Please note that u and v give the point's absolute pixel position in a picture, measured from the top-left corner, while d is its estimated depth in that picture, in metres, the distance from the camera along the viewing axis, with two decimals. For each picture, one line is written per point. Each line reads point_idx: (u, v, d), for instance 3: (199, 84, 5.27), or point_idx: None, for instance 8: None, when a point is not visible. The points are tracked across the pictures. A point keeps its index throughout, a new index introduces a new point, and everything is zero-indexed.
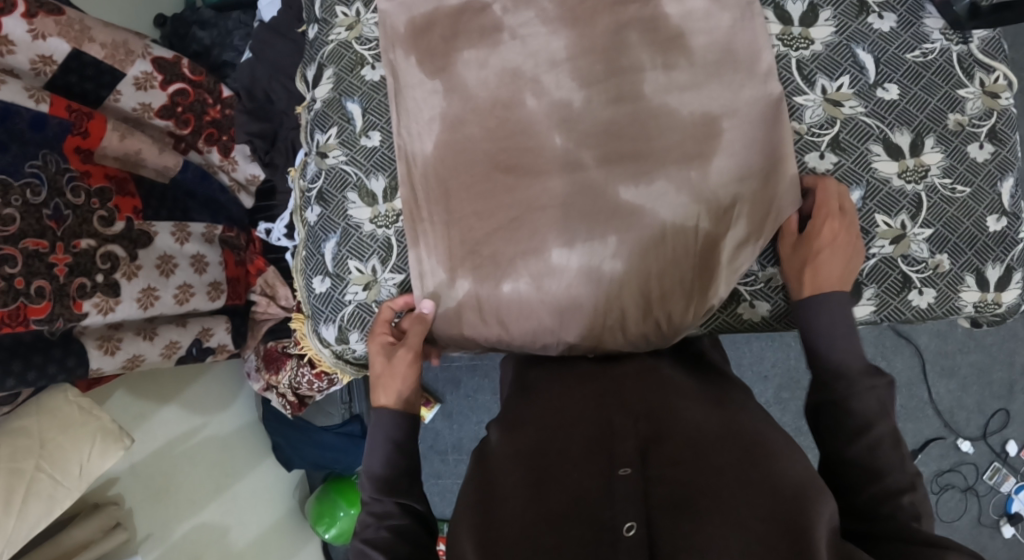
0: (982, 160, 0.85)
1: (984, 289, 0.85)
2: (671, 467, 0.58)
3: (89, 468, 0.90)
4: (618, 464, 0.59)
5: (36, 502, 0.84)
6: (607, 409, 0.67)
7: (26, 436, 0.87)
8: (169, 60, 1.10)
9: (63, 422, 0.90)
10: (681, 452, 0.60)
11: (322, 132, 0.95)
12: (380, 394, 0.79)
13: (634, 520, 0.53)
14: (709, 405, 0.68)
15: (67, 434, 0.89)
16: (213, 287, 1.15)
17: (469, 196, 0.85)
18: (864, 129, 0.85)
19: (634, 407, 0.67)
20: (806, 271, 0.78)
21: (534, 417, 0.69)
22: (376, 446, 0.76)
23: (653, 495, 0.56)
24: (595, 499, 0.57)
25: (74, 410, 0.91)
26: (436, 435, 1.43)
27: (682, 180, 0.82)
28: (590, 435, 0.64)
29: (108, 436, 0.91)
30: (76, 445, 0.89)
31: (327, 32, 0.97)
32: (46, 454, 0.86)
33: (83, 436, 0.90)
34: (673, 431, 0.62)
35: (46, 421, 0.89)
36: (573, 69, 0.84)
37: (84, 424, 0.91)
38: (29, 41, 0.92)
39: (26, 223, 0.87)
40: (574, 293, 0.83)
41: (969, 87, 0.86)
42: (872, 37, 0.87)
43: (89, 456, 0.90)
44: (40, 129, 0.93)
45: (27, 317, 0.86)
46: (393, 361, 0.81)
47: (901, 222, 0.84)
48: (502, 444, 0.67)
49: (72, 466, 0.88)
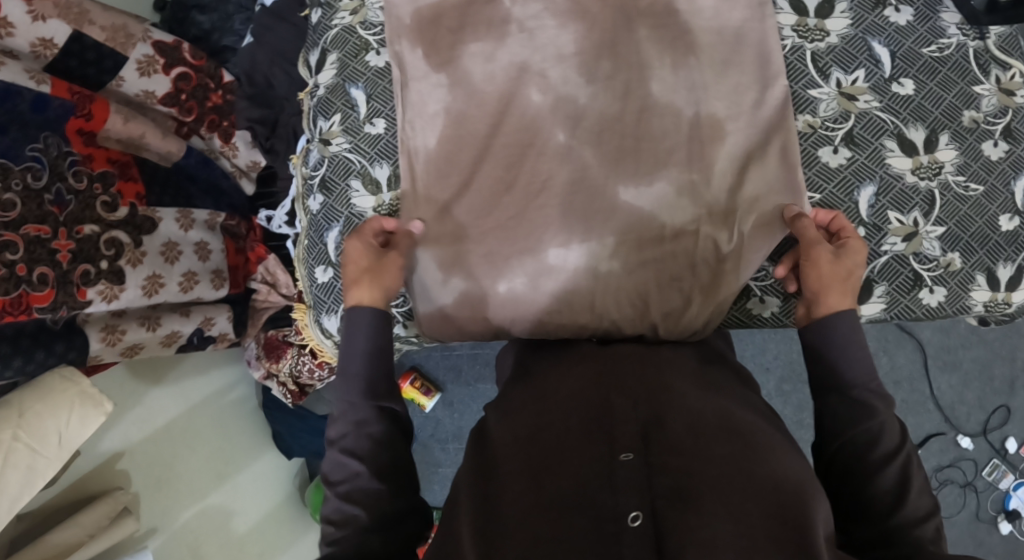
0: (996, 158, 0.84)
1: (995, 289, 0.85)
2: (672, 456, 0.59)
3: (67, 436, 0.90)
4: (619, 449, 0.59)
5: (15, 473, 0.85)
6: (602, 386, 0.67)
7: (6, 407, 0.87)
8: (169, 44, 1.09)
9: (43, 391, 0.90)
10: (681, 439, 0.60)
11: (325, 119, 0.91)
12: (365, 288, 0.75)
13: (638, 510, 0.54)
14: (705, 387, 0.69)
15: (46, 402, 0.89)
16: (216, 275, 1.13)
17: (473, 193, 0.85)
18: (878, 124, 0.83)
19: (632, 388, 0.66)
20: (840, 277, 0.73)
21: (532, 400, 0.69)
22: (357, 343, 0.72)
23: (656, 483, 0.57)
24: (597, 485, 0.57)
25: (53, 379, 0.91)
26: (436, 424, 1.41)
27: (681, 182, 0.82)
28: (588, 417, 0.63)
29: (87, 401, 0.91)
30: (54, 411, 0.89)
31: (330, 17, 0.93)
32: (24, 424, 0.87)
33: (62, 402, 0.90)
34: (672, 415, 0.63)
35: (27, 393, 0.89)
36: (580, 64, 0.84)
37: (64, 391, 0.91)
38: (29, 23, 0.90)
39: (27, 208, 0.86)
40: (570, 287, 0.84)
41: (984, 84, 0.84)
42: (889, 31, 0.84)
43: (68, 424, 0.90)
44: (42, 110, 0.91)
45: (29, 305, 0.86)
46: (383, 261, 0.78)
47: (913, 219, 0.83)
48: (500, 426, 0.67)
49: (51, 435, 0.88)
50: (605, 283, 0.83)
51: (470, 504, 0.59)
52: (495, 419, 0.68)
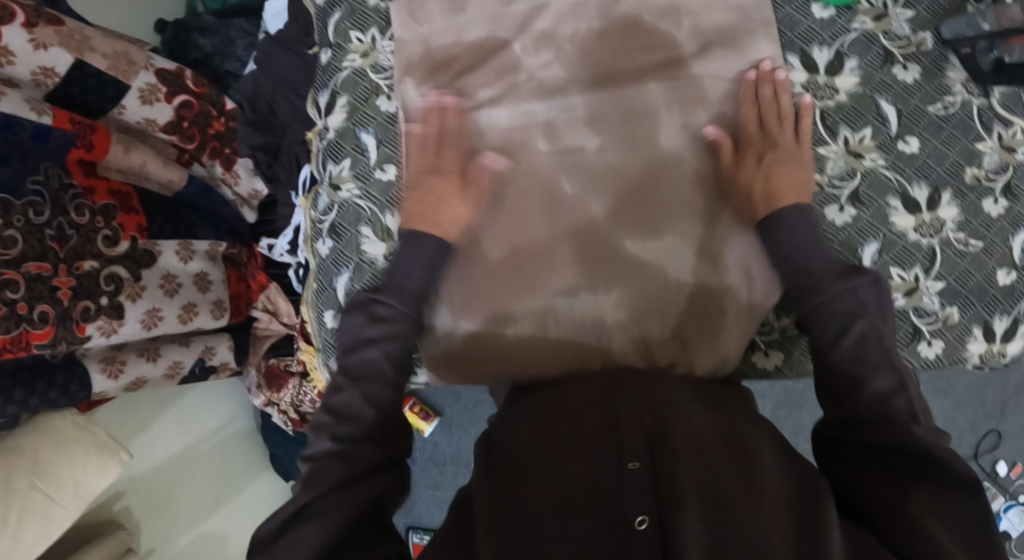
0: (995, 215, 0.86)
1: (990, 340, 0.87)
2: (676, 462, 0.62)
3: (84, 484, 0.92)
4: (626, 458, 0.62)
5: (31, 521, 0.85)
6: (613, 397, 0.70)
7: (20, 455, 0.88)
8: (172, 71, 1.06)
9: (57, 438, 0.92)
10: (684, 448, 0.63)
11: (335, 163, 0.90)
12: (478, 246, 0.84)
13: (645, 513, 0.58)
14: (707, 403, 0.71)
15: (61, 450, 0.91)
16: (216, 306, 1.12)
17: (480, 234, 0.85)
18: (884, 182, 0.85)
19: (639, 402, 0.69)
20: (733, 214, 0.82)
21: (541, 409, 0.72)
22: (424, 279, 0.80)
23: (662, 487, 0.60)
24: (606, 490, 0.60)
25: (69, 427, 0.94)
26: (434, 447, 1.38)
27: (688, 235, 0.84)
28: (597, 425, 0.67)
29: (103, 450, 0.94)
30: (71, 460, 0.91)
31: (340, 58, 0.91)
32: (40, 473, 0.88)
33: (78, 451, 0.92)
34: (676, 427, 0.65)
35: (41, 439, 0.90)
36: (589, 115, 0.86)
37: (80, 439, 0.93)
38: (30, 51, 0.87)
39: (28, 244, 0.84)
40: (580, 338, 0.84)
41: (987, 141, 0.86)
42: (897, 89, 0.85)
43: (84, 472, 0.92)
44: (43, 141, 0.89)
45: (29, 342, 0.84)
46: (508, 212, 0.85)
47: (915, 275, 0.85)
48: (513, 433, 0.70)
49: (67, 483, 0.90)
50: (601, 330, 0.84)
51: (484, 514, 0.63)
52: (507, 434, 0.71)
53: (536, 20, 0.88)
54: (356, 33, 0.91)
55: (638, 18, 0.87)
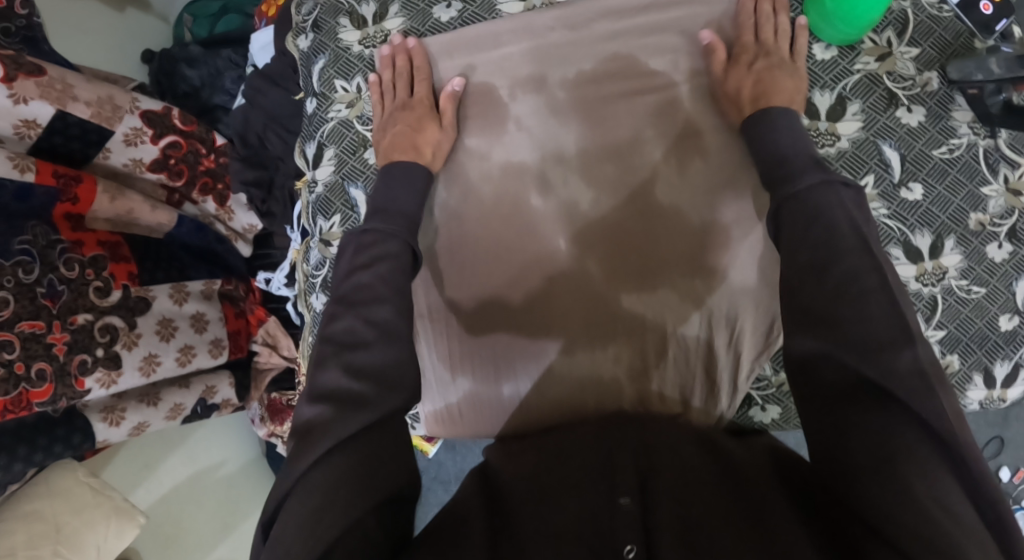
0: (1000, 260, 0.84)
1: (991, 387, 0.85)
2: (667, 498, 0.60)
3: (105, 547, 0.96)
4: (618, 493, 0.61)
5: None
6: (608, 440, 0.69)
7: (41, 521, 0.91)
8: (158, 113, 1.04)
9: (76, 504, 0.95)
10: (675, 487, 0.62)
11: (325, 219, 0.89)
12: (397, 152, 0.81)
13: (633, 543, 0.56)
14: (702, 443, 0.69)
15: (81, 517, 0.94)
16: (214, 345, 1.11)
17: (475, 277, 0.85)
18: (885, 232, 0.83)
19: (632, 441, 0.68)
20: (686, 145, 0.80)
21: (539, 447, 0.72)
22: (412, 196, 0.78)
23: (654, 520, 0.58)
24: (597, 524, 0.59)
25: (87, 493, 0.96)
26: (439, 466, 1.28)
27: (684, 289, 0.83)
28: (592, 464, 0.66)
29: (122, 514, 0.97)
30: (92, 527, 0.94)
31: (326, 108, 0.90)
32: (63, 540, 0.91)
33: (99, 518, 0.95)
34: (666, 466, 0.64)
35: (59, 505, 0.93)
36: (582, 164, 0.85)
37: (99, 505, 0.96)
38: (10, 106, 0.85)
39: (21, 305, 0.85)
40: (577, 396, 0.83)
41: (993, 184, 0.83)
42: (901, 133, 0.83)
43: (105, 537, 0.95)
44: (27, 200, 0.89)
45: (29, 401, 0.84)
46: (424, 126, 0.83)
47: (916, 325, 0.83)
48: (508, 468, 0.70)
49: (90, 548, 0.94)
50: (598, 379, 0.84)
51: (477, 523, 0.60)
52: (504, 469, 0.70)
53: (523, 64, 0.86)
54: (342, 82, 0.90)
55: (631, 58, 0.85)
